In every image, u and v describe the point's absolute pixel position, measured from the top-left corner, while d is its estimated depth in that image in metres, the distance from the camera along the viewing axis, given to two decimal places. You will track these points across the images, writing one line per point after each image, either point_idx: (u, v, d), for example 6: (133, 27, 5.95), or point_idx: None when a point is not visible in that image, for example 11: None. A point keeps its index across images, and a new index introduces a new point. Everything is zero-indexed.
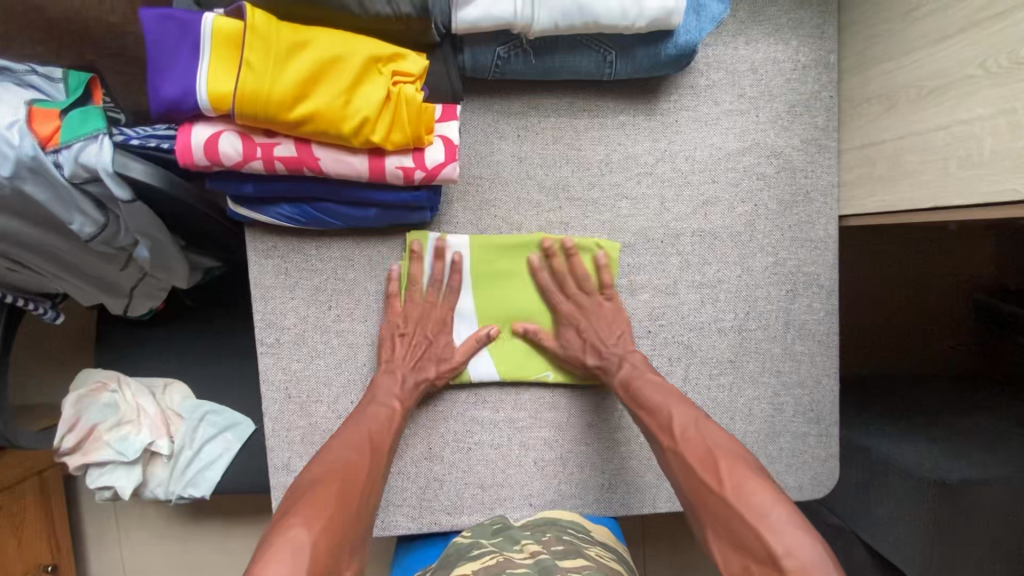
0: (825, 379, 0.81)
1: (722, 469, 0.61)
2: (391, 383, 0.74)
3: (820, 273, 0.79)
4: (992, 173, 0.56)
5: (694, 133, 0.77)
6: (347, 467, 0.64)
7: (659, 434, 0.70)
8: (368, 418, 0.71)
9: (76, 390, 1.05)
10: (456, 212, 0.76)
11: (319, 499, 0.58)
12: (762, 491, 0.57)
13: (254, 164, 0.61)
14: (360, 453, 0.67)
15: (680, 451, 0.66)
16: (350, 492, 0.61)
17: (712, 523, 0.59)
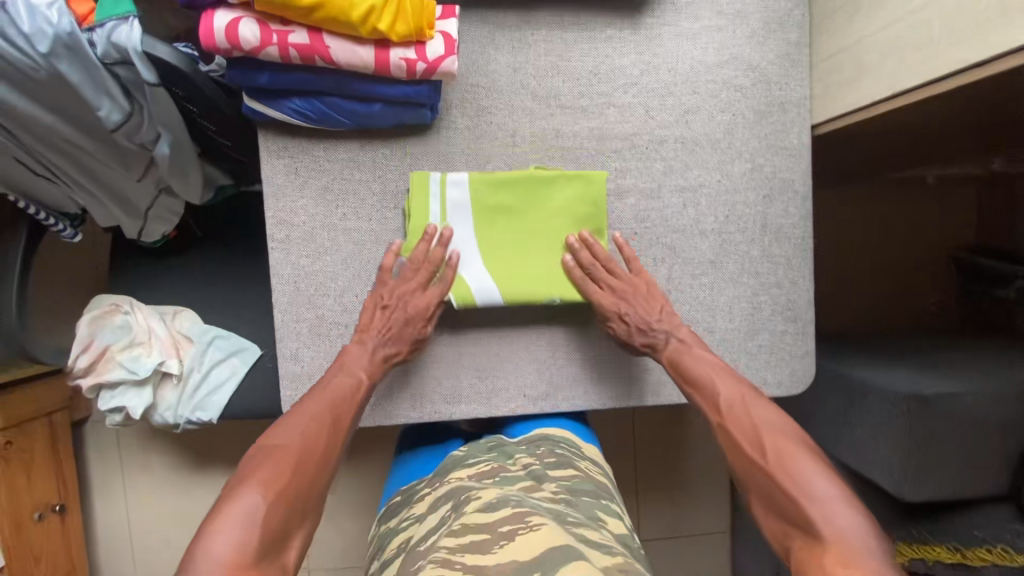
0: (801, 281, 0.87)
1: (767, 445, 0.69)
2: (359, 358, 0.79)
3: (794, 179, 0.85)
4: (942, 50, 0.62)
5: (677, 47, 0.83)
6: (308, 437, 0.69)
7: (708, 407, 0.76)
8: (335, 388, 0.76)
9: (90, 312, 1.09)
10: (455, 117, 0.81)
11: (280, 464, 0.65)
12: (808, 464, 0.65)
13: (270, 51, 0.67)
14: (324, 420, 0.72)
15: (728, 425, 0.73)
16: (310, 461, 0.67)
17: (756, 488, 0.68)
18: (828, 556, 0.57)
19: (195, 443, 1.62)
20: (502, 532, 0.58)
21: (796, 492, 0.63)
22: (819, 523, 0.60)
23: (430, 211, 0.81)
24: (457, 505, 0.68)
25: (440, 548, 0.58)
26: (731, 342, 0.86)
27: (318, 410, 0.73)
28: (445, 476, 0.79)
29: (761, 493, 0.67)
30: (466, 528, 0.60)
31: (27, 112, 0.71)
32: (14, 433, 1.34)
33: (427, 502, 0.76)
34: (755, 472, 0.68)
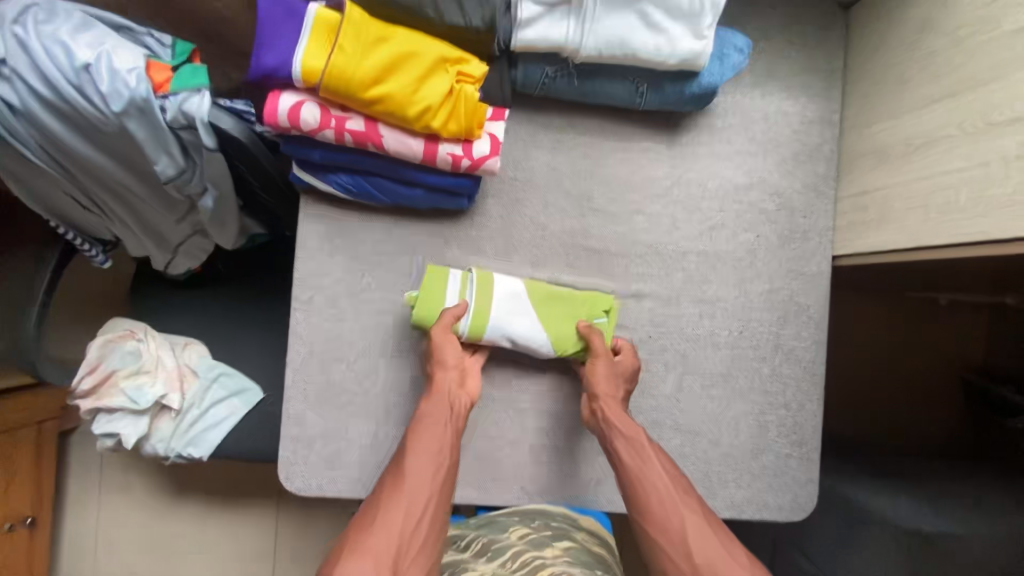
0: (809, 406, 0.87)
1: (739, 549, 0.67)
2: (448, 419, 0.76)
3: (812, 304, 0.87)
4: (966, 218, 0.65)
5: (709, 166, 0.86)
6: (405, 511, 0.67)
7: (682, 490, 0.72)
8: (421, 450, 0.72)
9: (104, 334, 1.10)
10: (488, 205, 0.84)
11: (375, 545, 0.63)
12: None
13: (327, 133, 0.70)
14: (416, 490, 0.69)
15: (679, 523, 0.68)
16: (406, 542, 0.65)
17: None
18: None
19: (177, 471, 1.60)
20: None
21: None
22: None
23: (447, 290, 0.80)
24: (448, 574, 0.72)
25: None
26: (735, 458, 0.86)
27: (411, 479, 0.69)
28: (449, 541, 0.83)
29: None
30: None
31: (84, 156, 0.74)
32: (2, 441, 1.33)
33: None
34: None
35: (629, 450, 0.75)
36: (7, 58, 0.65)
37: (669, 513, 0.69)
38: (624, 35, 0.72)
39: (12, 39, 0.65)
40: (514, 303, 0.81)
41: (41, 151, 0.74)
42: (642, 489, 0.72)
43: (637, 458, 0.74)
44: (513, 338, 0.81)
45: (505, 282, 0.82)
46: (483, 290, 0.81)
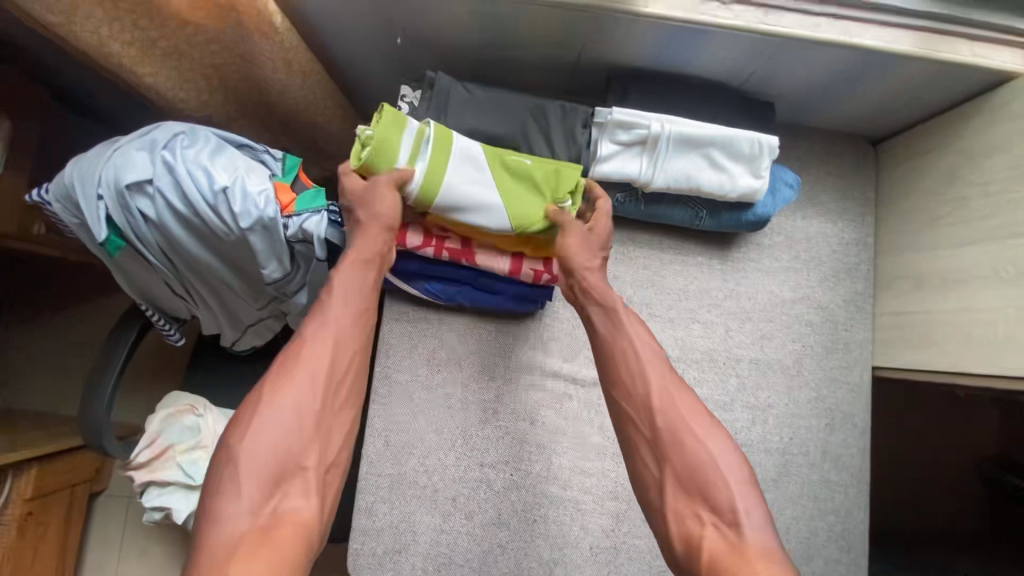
0: (856, 511, 0.91)
1: (696, 417, 0.64)
2: (363, 274, 0.70)
3: (855, 412, 0.93)
4: (1010, 352, 0.73)
5: (758, 280, 0.94)
6: (317, 374, 0.63)
7: (634, 362, 0.69)
8: (334, 311, 0.67)
9: (165, 408, 1.13)
10: (556, 308, 0.92)
11: (287, 405, 0.61)
12: (722, 441, 0.63)
13: (427, 250, 0.80)
14: (328, 353, 0.64)
15: (642, 393, 0.67)
16: (320, 403, 0.62)
17: (672, 458, 0.63)
18: (737, 535, 0.58)
19: None
20: None
21: (713, 477, 0.61)
22: (739, 508, 0.59)
23: (400, 144, 0.74)
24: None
25: None
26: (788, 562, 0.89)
27: (324, 335, 0.65)
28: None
29: (671, 469, 0.62)
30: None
31: (196, 257, 0.81)
32: (37, 506, 1.33)
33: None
34: (659, 447, 0.64)
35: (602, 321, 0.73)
36: (153, 178, 0.72)
37: (627, 381, 0.68)
38: (692, 172, 0.82)
39: (162, 163, 0.73)
40: (472, 168, 0.76)
41: (158, 252, 0.80)
42: (607, 355, 0.71)
43: (603, 329, 0.72)
44: (461, 210, 0.76)
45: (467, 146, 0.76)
46: (440, 153, 0.75)
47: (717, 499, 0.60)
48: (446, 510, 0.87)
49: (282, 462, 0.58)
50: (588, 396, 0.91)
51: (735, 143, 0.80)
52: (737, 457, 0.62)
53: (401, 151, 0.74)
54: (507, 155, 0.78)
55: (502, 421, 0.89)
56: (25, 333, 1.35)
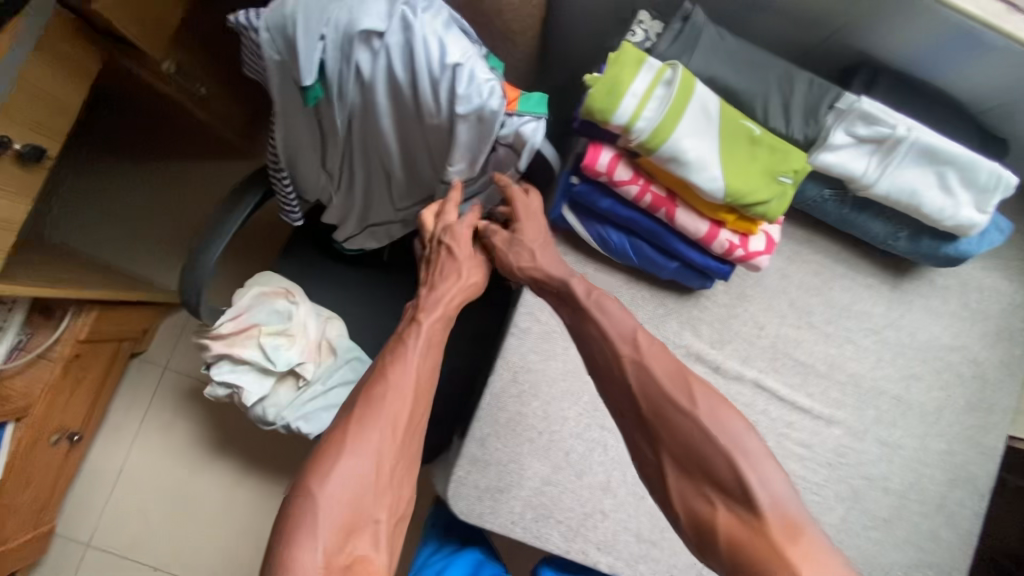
0: (956, 571, 0.88)
1: (691, 390, 0.59)
2: (432, 321, 0.72)
3: (980, 475, 0.90)
4: None
5: (921, 319, 0.90)
6: (392, 420, 0.64)
7: (616, 342, 0.65)
8: (406, 361, 0.68)
9: (258, 286, 1.07)
10: (718, 291, 0.87)
11: (357, 449, 0.62)
12: (731, 417, 0.58)
13: (631, 189, 0.74)
14: (401, 400, 0.65)
15: (630, 379, 0.63)
16: (392, 451, 0.63)
17: (669, 445, 0.59)
18: (750, 509, 0.54)
19: (227, 427, 1.56)
20: None
21: (718, 453, 0.56)
22: (752, 487, 0.54)
23: (636, 81, 0.67)
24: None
25: None
26: None
27: (400, 383, 0.66)
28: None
29: (669, 452, 0.59)
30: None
31: (381, 130, 0.75)
32: (85, 351, 1.28)
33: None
34: (653, 426, 0.60)
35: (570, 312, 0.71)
36: (384, 32, 0.66)
37: (609, 361, 0.65)
38: (919, 187, 0.76)
39: (396, 16, 0.66)
40: (702, 126, 0.70)
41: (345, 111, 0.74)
42: (587, 342, 0.67)
43: (583, 313, 0.69)
44: (680, 169, 0.69)
45: (704, 99, 0.69)
46: (680, 99, 0.68)
47: (732, 482, 0.55)
48: (558, 461, 0.83)
49: (355, 510, 0.59)
50: (726, 387, 0.86)
51: (976, 168, 0.74)
52: (748, 434, 0.57)
53: (638, 84, 0.68)
54: (738, 122, 0.71)
55: None
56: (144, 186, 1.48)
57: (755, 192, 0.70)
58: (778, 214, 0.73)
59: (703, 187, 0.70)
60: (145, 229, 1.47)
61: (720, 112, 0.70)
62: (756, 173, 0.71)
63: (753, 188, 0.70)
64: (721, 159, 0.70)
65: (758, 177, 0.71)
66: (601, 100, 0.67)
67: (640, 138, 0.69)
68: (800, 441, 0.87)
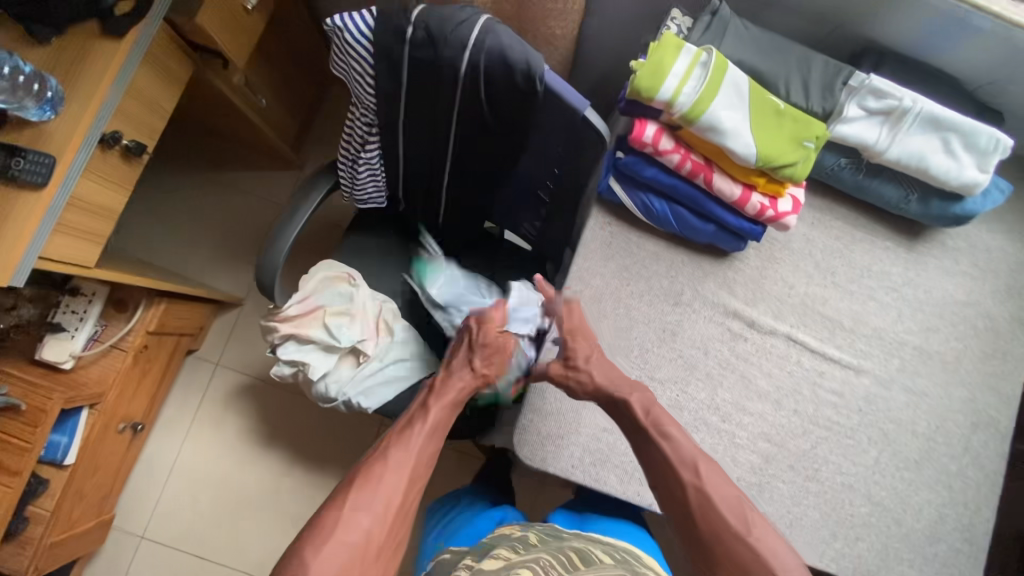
0: (984, 509, 0.95)
1: (745, 517, 0.72)
2: (434, 422, 0.84)
3: (1001, 418, 0.97)
4: None
5: (936, 277, 0.99)
6: (386, 507, 0.75)
7: (680, 471, 0.76)
8: (405, 455, 0.79)
9: (323, 271, 1.18)
10: (749, 254, 0.96)
11: (347, 534, 0.72)
12: (771, 535, 0.72)
13: (672, 158, 0.84)
14: (395, 491, 0.77)
15: (694, 500, 0.75)
16: (377, 539, 0.74)
17: (725, 561, 0.71)
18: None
19: (274, 420, 1.63)
20: None
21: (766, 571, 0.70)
22: None
23: (677, 62, 0.79)
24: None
25: None
26: (913, 539, 0.93)
27: (397, 472, 0.78)
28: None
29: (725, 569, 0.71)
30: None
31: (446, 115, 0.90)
32: (152, 343, 1.37)
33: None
34: (709, 545, 0.73)
35: (633, 432, 0.82)
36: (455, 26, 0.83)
37: (677, 488, 0.76)
38: (925, 152, 0.86)
39: (480, 24, 0.80)
40: (734, 100, 0.80)
41: (414, 101, 0.90)
42: (656, 466, 0.79)
43: (647, 436, 0.80)
44: (716, 137, 0.80)
45: (735, 77, 0.80)
46: (716, 77, 0.79)
47: None
48: None
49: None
50: (761, 340, 0.95)
51: (975, 133, 0.85)
52: (785, 554, 0.71)
53: (680, 64, 0.79)
54: (765, 97, 0.82)
55: (677, 344, 0.93)
56: (203, 193, 1.64)
57: (781, 155, 0.81)
58: (802, 176, 0.83)
59: (737, 153, 0.80)
60: (204, 233, 1.63)
61: (749, 88, 0.81)
62: (781, 139, 0.81)
63: (779, 152, 0.81)
64: (752, 127, 0.81)
65: (784, 143, 0.81)
66: (648, 79, 0.78)
67: (682, 111, 0.79)
68: (831, 389, 0.94)
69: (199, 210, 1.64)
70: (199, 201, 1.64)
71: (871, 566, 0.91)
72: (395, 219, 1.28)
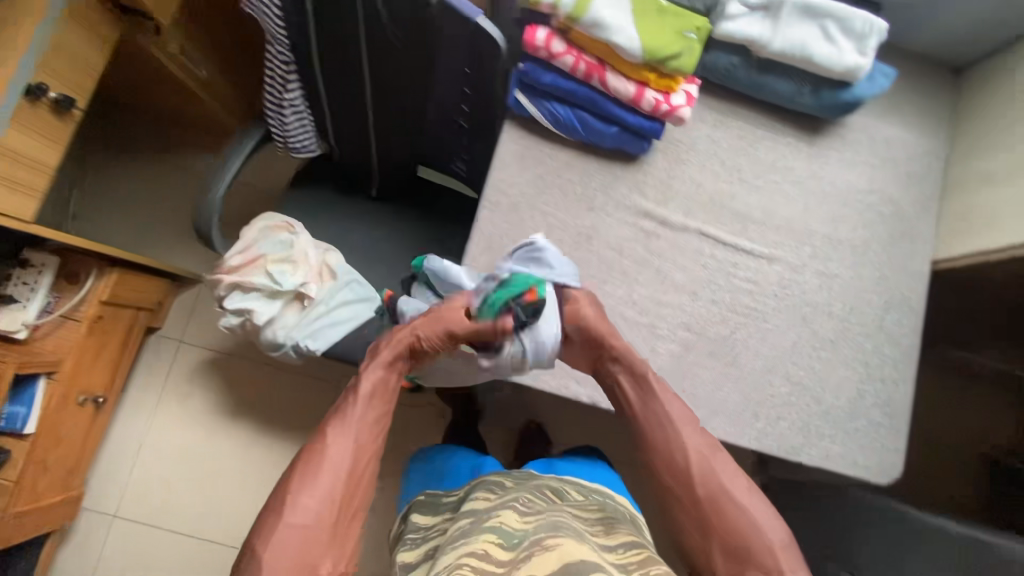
0: (902, 382, 0.99)
1: (745, 486, 0.74)
2: (371, 394, 0.81)
3: (911, 296, 1.01)
4: None
5: (839, 168, 1.04)
6: (337, 485, 0.73)
7: (684, 437, 0.78)
8: (344, 431, 0.77)
9: (263, 221, 1.22)
10: (658, 158, 1.01)
11: (297, 521, 0.69)
12: (762, 504, 0.73)
13: (566, 60, 0.88)
14: (342, 465, 0.74)
15: (689, 461, 0.76)
16: (334, 515, 0.71)
17: (720, 528, 0.71)
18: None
19: (240, 392, 1.65)
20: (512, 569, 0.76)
21: (756, 539, 0.70)
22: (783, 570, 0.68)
23: None
24: (535, 545, 0.77)
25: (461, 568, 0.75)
26: (834, 415, 0.96)
27: (339, 447, 0.75)
28: (464, 539, 0.82)
29: (717, 537, 0.71)
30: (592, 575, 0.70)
31: (355, 45, 0.97)
32: (107, 314, 1.40)
33: (449, 565, 0.77)
34: (707, 512, 0.73)
35: (637, 392, 0.83)
36: None
37: (677, 450, 0.77)
38: (807, 40, 0.92)
39: None
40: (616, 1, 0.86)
41: (324, 35, 0.96)
42: (654, 428, 0.80)
43: (650, 396, 0.82)
44: (604, 33, 0.85)
45: None
46: None
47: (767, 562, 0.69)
48: None
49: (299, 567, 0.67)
50: (674, 238, 0.99)
51: (849, 18, 0.91)
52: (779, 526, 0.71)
53: None
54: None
55: (594, 246, 0.98)
56: (156, 174, 1.68)
57: (666, 49, 0.86)
58: (689, 68, 0.88)
59: (625, 47, 0.85)
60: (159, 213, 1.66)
61: None
62: (665, 35, 0.87)
63: (664, 45, 0.87)
64: (636, 24, 0.86)
65: (668, 38, 0.87)
66: None
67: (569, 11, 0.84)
68: (745, 278, 0.99)
69: (153, 193, 1.67)
70: (151, 182, 1.67)
71: (794, 441, 0.95)
72: (335, 172, 1.33)
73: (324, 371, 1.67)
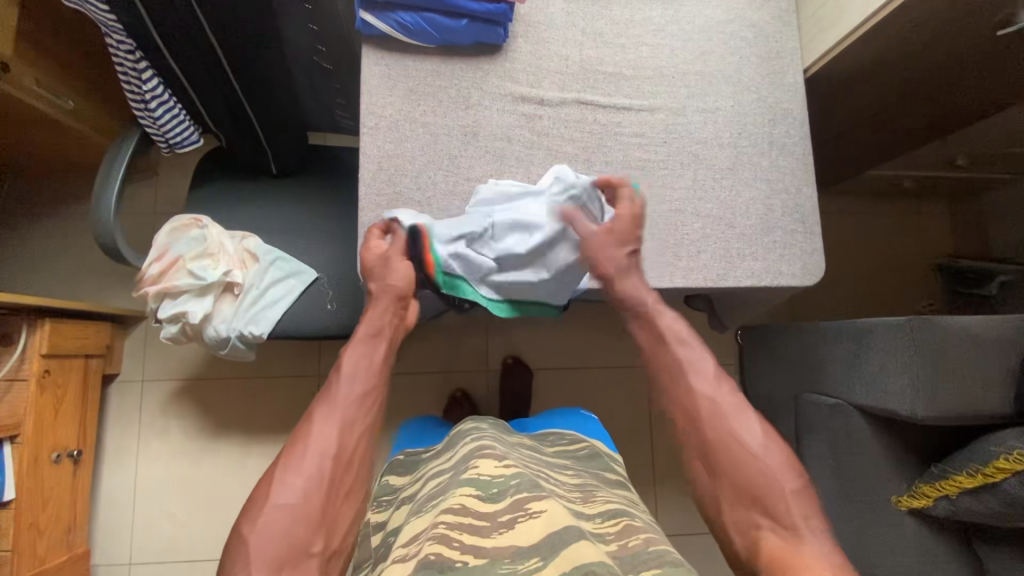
0: (805, 188, 1.03)
1: (756, 430, 0.79)
2: (360, 370, 0.82)
3: (793, 108, 1.05)
4: None
5: (695, 7, 1.06)
6: (322, 461, 0.72)
7: (696, 381, 0.84)
8: (328, 410, 0.77)
9: (172, 223, 1.21)
10: (520, 43, 1.01)
11: (285, 496, 0.69)
12: (770, 449, 0.77)
13: None
14: (326, 441, 0.73)
15: (704, 404, 0.81)
16: (325, 488, 0.70)
17: (732, 475, 0.76)
18: (788, 537, 0.70)
19: (217, 413, 1.65)
20: (500, 521, 0.74)
21: (770, 483, 0.74)
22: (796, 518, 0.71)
23: None
24: (516, 506, 0.75)
25: (441, 523, 0.72)
26: (749, 235, 1.00)
27: (324, 425, 0.75)
28: (445, 493, 0.81)
29: (728, 477, 0.76)
30: (565, 546, 0.67)
31: (194, 21, 0.92)
32: (55, 366, 1.37)
33: (431, 525, 0.74)
34: (718, 451, 0.78)
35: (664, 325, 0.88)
36: None
37: (687, 390, 0.83)
38: None
39: None
40: None
41: (159, 18, 0.92)
42: (670, 371, 0.86)
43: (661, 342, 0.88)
44: None
45: None
46: None
47: (775, 505, 0.73)
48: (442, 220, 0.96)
49: (290, 548, 0.65)
50: (557, 114, 1.01)
51: None
52: (797, 474, 0.76)
53: None
54: None
55: (481, 142, 0.99)
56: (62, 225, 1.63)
57: None
58: None
59: None
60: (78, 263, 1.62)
61: None
62: None
63: None
64: None
65: None
66: None
67: None
68: (632, 133, 1.01)
69: None
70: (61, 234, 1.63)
71: (718, 270, 0.98)
72: (231, 161, 1.32)
73: (293, 369, 1.68)
